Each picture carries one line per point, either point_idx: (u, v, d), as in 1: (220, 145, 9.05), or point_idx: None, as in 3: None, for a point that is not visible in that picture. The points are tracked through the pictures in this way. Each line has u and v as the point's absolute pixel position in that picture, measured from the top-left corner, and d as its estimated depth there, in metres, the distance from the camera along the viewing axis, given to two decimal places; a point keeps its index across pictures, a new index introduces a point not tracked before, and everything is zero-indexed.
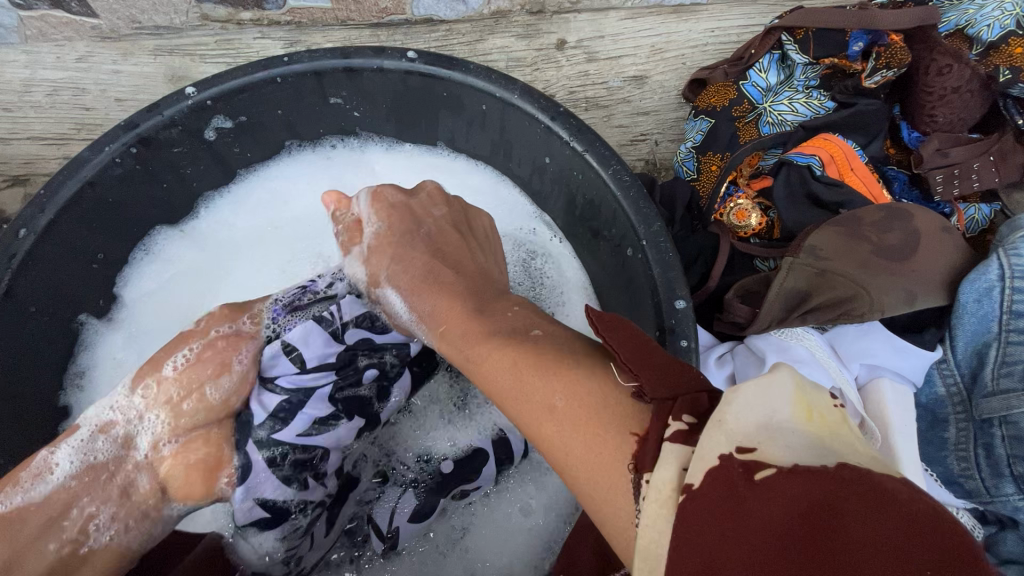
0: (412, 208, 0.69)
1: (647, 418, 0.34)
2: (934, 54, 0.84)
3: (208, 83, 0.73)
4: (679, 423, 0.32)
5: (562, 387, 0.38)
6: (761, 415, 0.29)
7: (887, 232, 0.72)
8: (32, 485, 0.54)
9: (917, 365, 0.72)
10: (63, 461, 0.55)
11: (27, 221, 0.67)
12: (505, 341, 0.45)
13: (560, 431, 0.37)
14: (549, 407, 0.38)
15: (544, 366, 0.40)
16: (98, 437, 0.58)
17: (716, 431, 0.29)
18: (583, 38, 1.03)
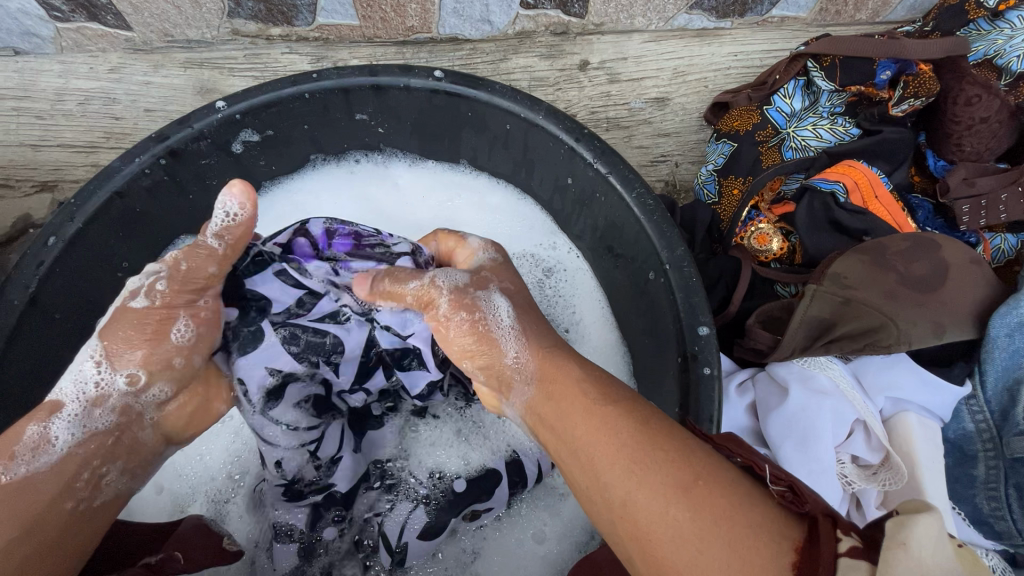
0: None
1: (802, 528, 0.37)
2: (963, 84, 0.84)
3: (238, 97, 0.74)
4: (852, 538, 0.34)
5: (704, 476, 0.40)
6: (941, 554, 0.31)
7: (915, 261, 0.71)
8: (35, 456, 0.49)
9: (944, 402, 0.71)
10: (63, 434, 0.51)
11: (56, 229, 0.68)
12: (629, 410, 0.46)
13: (698, 523, 0.38)
14: (686, 486, 0.39)
15: (680, 450, 0.42)
16: (93, 410, 0.53)
17: (903, 554, 0.31)
18: (606, 59, 1.03)
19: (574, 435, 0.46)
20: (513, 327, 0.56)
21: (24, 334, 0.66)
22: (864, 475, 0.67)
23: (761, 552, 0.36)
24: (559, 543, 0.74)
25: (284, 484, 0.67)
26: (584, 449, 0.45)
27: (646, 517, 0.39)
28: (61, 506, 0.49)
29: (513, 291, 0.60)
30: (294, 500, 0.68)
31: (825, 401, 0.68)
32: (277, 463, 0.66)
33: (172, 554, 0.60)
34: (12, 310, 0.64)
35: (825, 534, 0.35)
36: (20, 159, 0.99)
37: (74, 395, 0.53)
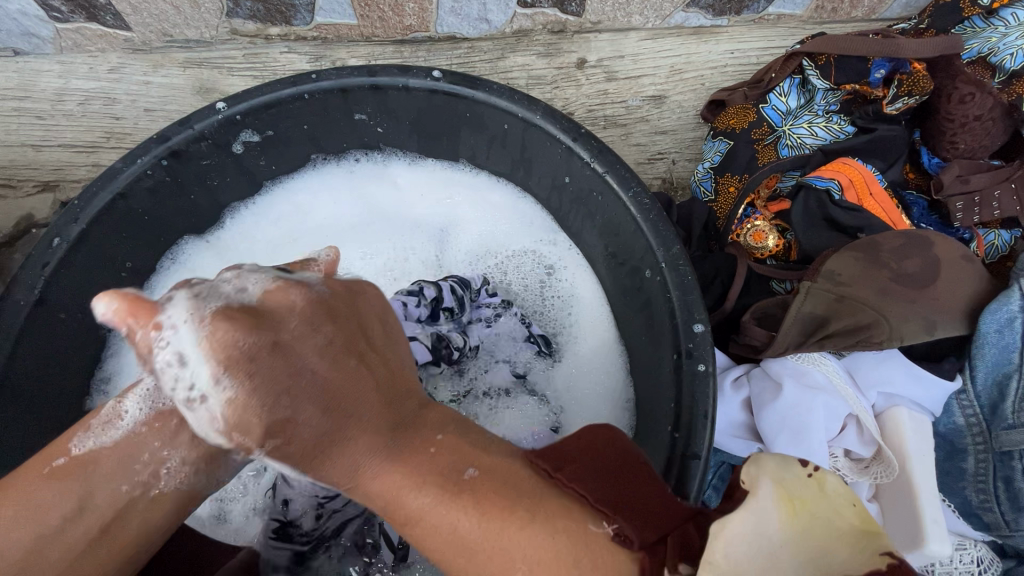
0: (327, 306, 0.43)
1: (632, 569, 0.37)
2: (956, 83, 0.85)
3: (238, 98, 0.75)
4: (677, 572, 0.37)
5: (530, 554, 0.37)
6: (754, 538, 0.34)
7: (906, 259, 0.72)
8: (88, 446, 0.52)
9: (935, 396, 0.72)
10: (117, 422, 0.53)
11: (61, 230, 0.69)
12: (439, 493, 0.40)
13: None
14: (512, 573, 0.37)
15: (506, 522, 0.39)
16: None
17: (712, 564, 0.33)
18: (603, 57, 1.04)
19: (388, 502, 0.41)
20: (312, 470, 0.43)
21: (32, 334, 0.67)
22: (857, 468, 0.69)
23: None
24: None
25: (282, 520, 0.68)
26: (412, 529, 0.41)
27: None
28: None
29: (276, 449, 0.40)
30: (285, 540, 0.68)
31: (819, 396, 0.69)
32: (286, 500, 0.67)
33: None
34: (19, 310, 0.65)
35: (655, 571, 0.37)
36: (22, 159, 1.00)
37: None
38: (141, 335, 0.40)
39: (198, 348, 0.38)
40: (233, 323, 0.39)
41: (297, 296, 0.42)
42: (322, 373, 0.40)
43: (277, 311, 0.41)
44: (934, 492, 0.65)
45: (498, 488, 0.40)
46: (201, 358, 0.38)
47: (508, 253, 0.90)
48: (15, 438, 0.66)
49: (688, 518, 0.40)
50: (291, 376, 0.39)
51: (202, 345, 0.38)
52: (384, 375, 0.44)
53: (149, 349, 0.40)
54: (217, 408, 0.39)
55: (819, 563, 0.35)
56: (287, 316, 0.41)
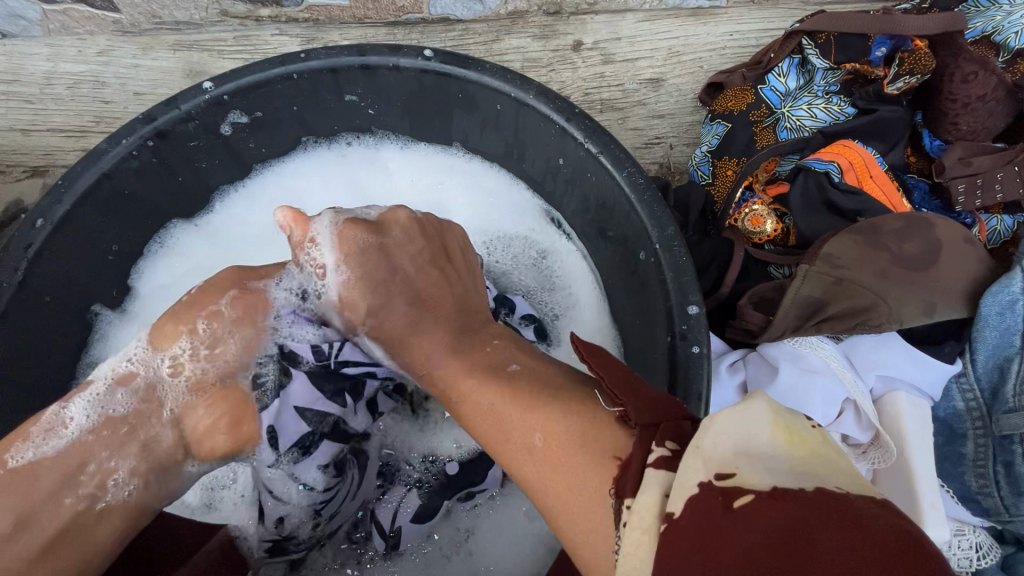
0: (390, 245, 0.61)
1: (631, 443, 0.39)
2: (959, 61, 0.83)
3: (225, 78, 0.73)
4: (663, 448, 0.35)
5: (544, 426, 0.43)
6: (739, 438, 0.32)
7: (907, 241, 0.71)
8: (44, 441, 0.50)
9: (935, 380, 0.71)
10: (77, 416, 0.51)
11: (45, 211, 0.67)
12: (486, 376, 0.50)
13: (541, 469, 0.42)
14: (530, 445, 0.43)
15: (533, 406, 0.45)
16: (115, 391, 0.54)
17: (694, 456, 0.32)
18: (599, 39, 1.02)
19: (448, 385, 0.53)
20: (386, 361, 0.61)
21: (15, 316, 0.66)
22: (854, 453, 0.68)
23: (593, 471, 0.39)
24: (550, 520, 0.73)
25: (277, 538, 0.63)
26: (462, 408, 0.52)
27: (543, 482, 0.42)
28: (61, 501, 0.49)
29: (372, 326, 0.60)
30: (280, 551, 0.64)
31: (816, 380, 0.68)
32: (280, 518, 0.62)
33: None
34: (3, 293, 0.64)
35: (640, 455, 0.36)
36: (11, 144, 0.99)
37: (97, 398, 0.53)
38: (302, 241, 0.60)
39: (330, 252, 0.60)
40: (353, 233, 0.60)
41: (402, 215, 0.63)
42: (414, 277, 0.60)
43: (387, 227, 0.62)
44: (932, 477, 0.64)
45: (537, 382, 0.48)
46: (332, 257, 0.60)
47: (499, 239, 0.89)
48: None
49: (686, 415, 0.40)
50: (391, 270, 0.60)
51: (337, 246, 0.60)
52: (456, 288, 0.61)
53: (301, 250, 0.60)
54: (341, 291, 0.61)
55: (815, 477, 0.30)
56: (395, 231, 0.62)
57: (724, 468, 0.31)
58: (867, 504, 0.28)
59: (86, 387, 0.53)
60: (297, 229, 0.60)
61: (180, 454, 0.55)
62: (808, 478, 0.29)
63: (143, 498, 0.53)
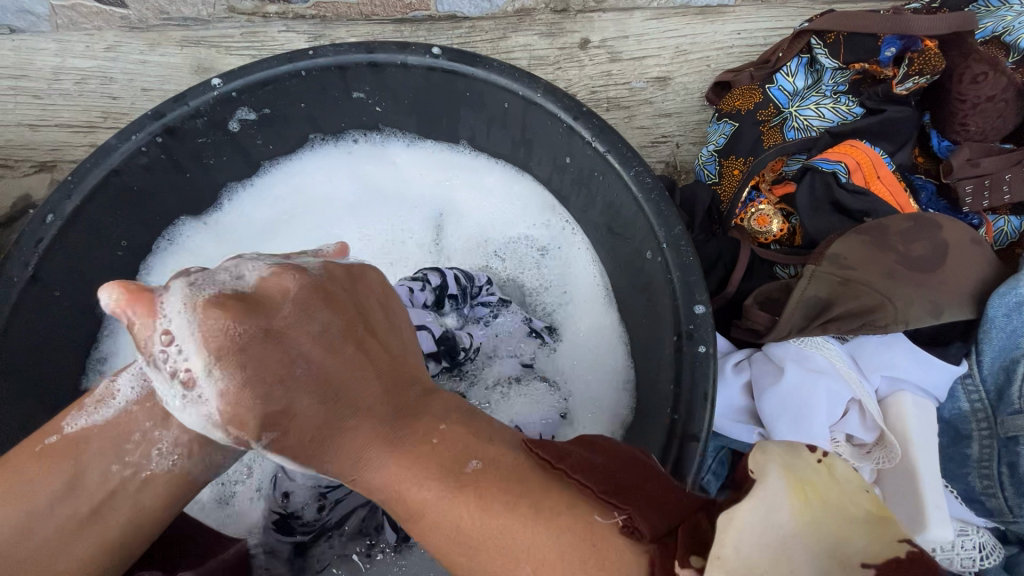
0: (315, 295, 0.45)
1: (642, 553, 0.36)
2: (968, 62, 0.83)
3: (234, 75, 0.73)
4: (689, 571, 0.34)
5: (527, 554, 0.37)
6: (765, 533, 0.33)
7: (914, 242, 0.71)
8: (96, 410, 0.52)
9: (940, 381, 0.71)
10: (125, 387, 0.53)
11: (55, 206, 0.68)
12: (442, 480, 0.40)
13: (524, 536, 0.37)
14: (513, 571, 0.37)
15: (541, 453, 0.42)
16: (153, 362, 0.54)
17: (722, 565, 0.32)
18: (606, 38, 1.02)
19: (390, 496, 0.42)
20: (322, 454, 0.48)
21: (26, 310, 0.67)
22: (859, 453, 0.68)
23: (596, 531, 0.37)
24: None
25: (281, 514, 0.67)
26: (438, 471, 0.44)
27: None
28: (108, 467, 0.50)
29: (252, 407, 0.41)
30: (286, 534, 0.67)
31: (821, 380, 0.68)
32: (287, 492, 0.66)
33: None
34: (13, 287, 0.65)
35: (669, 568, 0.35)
36: (19, 139, 0.99)
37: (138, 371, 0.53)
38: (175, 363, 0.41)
39: (191, 323, 0.41)
40: (210, 323, 0.40)
41: (291, 282, 0.44)
42: (314, 355, 0.43)
43: (266, 302, 0.43)
44: (938, 475, 0.64)
45: (500, 482, 0.40)
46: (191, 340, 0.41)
47: (505, 239, 0.90)
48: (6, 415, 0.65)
49: (697, 508, 0.39)
50: (287, 355, 0.42)
51: (196, 332, 0.41)
52: (385, 378, 0.45)
53: (147, 338, 0.41)
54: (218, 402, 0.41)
55: (838, 553, 0.33)
56: (281, 301, 0.43)
57: (755, 570, 0.32)
58: (892, 574, 0.32)
59: (130, 364, 0.54)
60: (134, 307, 0.41)
61: (209, 450, 0.52)
62: (836, 563, 0.33)
63: (189, 468, 0.52)
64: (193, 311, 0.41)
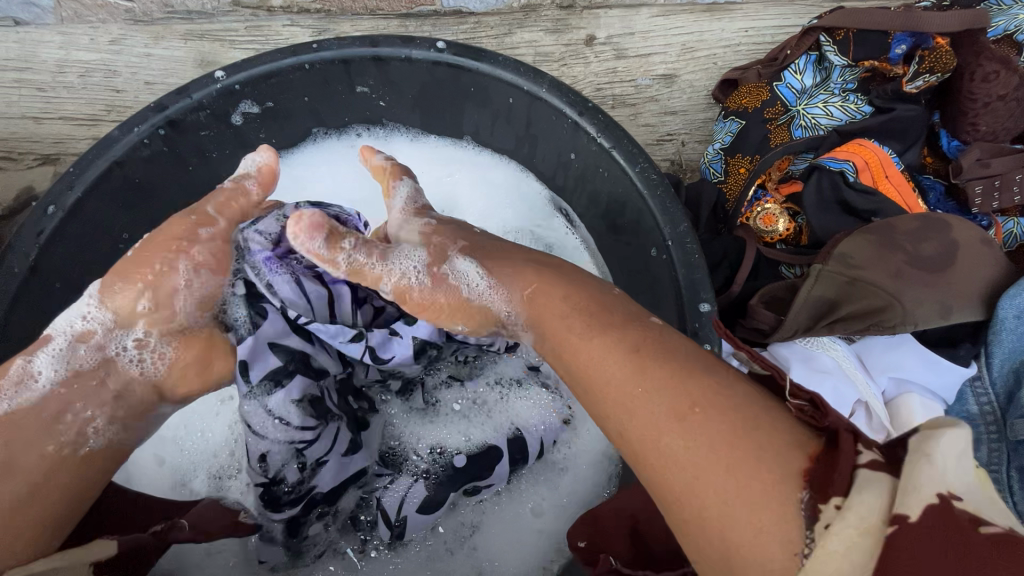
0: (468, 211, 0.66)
1: (814, 443, 0.38)
2: (980, 60, 0.82)
3: (237, 67, 0.73)
4: (873, 453, 0.35)
5: (705, 397, 0.40)
6: (960, 467, 0.33)
7: (923, 242, 0.70)
8: (17, 392, 0.54)
9: (948, 384, 0.69)
10: (45, 369, 0.55)
11: (55, 198, 0.67)
12: (619, 330, 0.47)
13: (695, 441, 0.38)
14: (681, 415, 0.40)
15: (687, 374, 0.42)
16: (77, 345, 0.57)
17: (929, 466, 0.32)
18: (613, 34, 1.01)
19: (568, 339, 0.48)
20: (487, 282, 0.56)
21: (26, 302, 0.66)
22: None
23: (771, 468, 0.36)
24: (555, 517, 0.74)
25: (264, 483, 0.60)
26: (590, 385, 0.45)
27: (694, 472, 0.38)
28: (44, 449, 0.53)
29: (465, 244, 0.59)
30: (275, 507, 0.61)
31: (827, 379, 0.67)
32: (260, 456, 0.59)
33: (177, 522, 0.62)
34: (13, 279, 0.64)
35: (846, 450, 0.35)
36: (23, 132, 0.99)
37: (64, 342, 0.57)
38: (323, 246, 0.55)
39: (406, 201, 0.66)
40: (432, 187, 0.68)
41: None
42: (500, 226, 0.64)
43: None
44: None
45: (691, 352, 0.45)
46: (400, 210, 0.65)
47: (505, 232, 0.89)
48: None
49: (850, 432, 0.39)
50: (472, 220, 0.64)
51: (411, 195, 0.66)
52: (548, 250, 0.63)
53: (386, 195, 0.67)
54: (423, 246, 0.59)
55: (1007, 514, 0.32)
56: None
57: (950, 489, 0.31)
58: None
59: (47, 344, 0.56)
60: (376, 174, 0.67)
61: (156, 398, 0.60)
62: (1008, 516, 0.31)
63: (123, 441, 0.58)
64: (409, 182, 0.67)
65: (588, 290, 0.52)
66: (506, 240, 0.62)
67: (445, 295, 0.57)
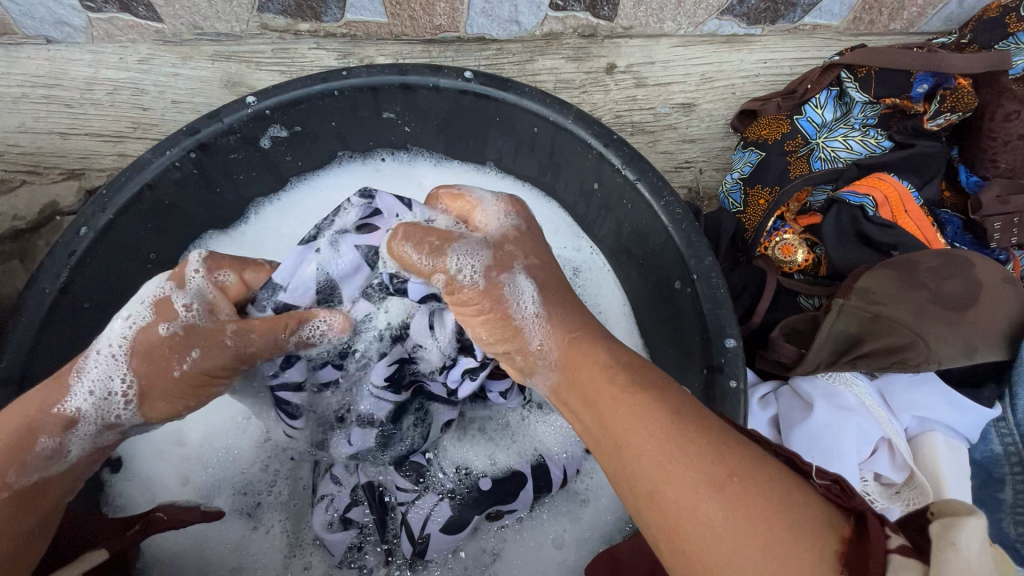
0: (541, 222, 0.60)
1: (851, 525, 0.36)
2: (1001, 100, 0.83)
3: (269, 93, 0.74)
4: (902, 538, 0.33)
5: (737, 468, 0.38)
6: (982, 554, 0.31)
7: (946, 279, 0.70)
8: (48, 466, 0.50)
9: (971, 422, 0.70)
10: (75, 450, 0.52)
11: (87, 220, 0.68)
12: (648, 386, 0.45)
13: (730, 515, 0.36)
14: (716, 483, 0.37)
15: (723, 441, 0.40)
16: (104, 432, 0.53)
17: (953, 555, 0.31)
18: (633, 63, 1.03)
19: (593, 390, 0.46)
20: (539, 310, 0.52)
21: (55, 323, 0.67)
22: (887, 493, 0.65)
23: (809, 549, 0.34)
24: (577, 549, 0.73)
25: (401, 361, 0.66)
26: (616, 443, 0.43)
27: (727, 548, 0.35)
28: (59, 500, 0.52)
29: (537, 265, 0.54)
30: (392, 385, 0.66)
31: (851, 418, 0.67)
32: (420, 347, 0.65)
33: (154, 515, 0.62)
34: (44, 298, 0.65)
35: (875, 534, 0.34)
36: (50, 147, 1.00)
37: (91, 418, 0.52)
38: (424, 261, 0.52)
39: (497, 212, 0.56)
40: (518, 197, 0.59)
41: None
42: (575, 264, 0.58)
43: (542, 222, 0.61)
44: None
45: (711, 412, 0.44)
46: (493, 213, 0.56)
47: None
48: None
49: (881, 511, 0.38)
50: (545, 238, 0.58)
51: (501, 202, 0.57)
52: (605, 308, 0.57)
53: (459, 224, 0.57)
54: (490, 249, 0.53)
55: None
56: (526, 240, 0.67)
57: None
58: None
59: (77, 423, 0.52)
60: (509, 203, 0.57)
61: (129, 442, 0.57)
62: None
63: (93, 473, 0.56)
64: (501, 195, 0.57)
65: (614, 343, 0.50)
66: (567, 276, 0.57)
67: (491, 302, 0.52)
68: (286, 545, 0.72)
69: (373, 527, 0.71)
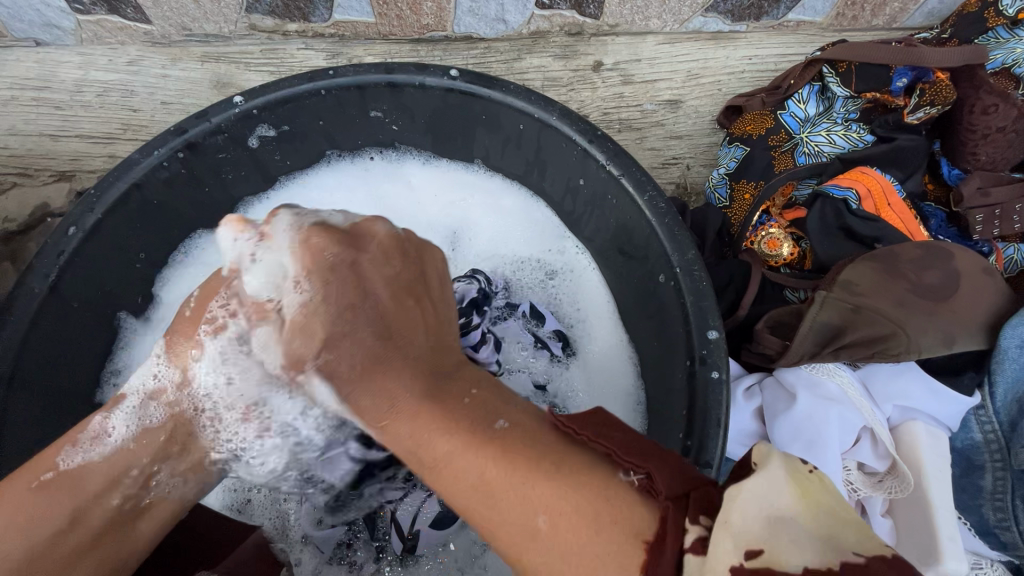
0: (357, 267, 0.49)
1: (656, 522, 0.36)
2: (980, 93, 0.84)
3: (256, 92, 0.75)
4: (698, 528, 0.35)
5: (544, 505, 0.37)
6: (765, 508, 0.34)
7: (925, 270, 0.71)
8: (91, 447, 0.55)
9: (951, 412, 0.71)
10: (119, 427, 0.57)
11: (76, 220, 0.69)
12: (456, 436, 0.42)
13: (550, 554, 0.36)
14: (534, 529, 0.37)
15: (525, 473, 0.38)
16: (149, 403, 0.58)
17: (724, 530, 0.33)
18: (619, 61, 1.04)
19: (413, 447, 0.43)
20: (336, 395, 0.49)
21: (44, 321, 0.67)
22: (870, 482, 0.68)
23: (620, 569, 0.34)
24: None
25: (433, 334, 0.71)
26: (441, 479, 0.42)
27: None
28: (107, 503, 0.54)
29: (326, 358, 0.48)
30: None
31: (833, 408, 0.68)
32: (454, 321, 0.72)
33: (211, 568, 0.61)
34: (34, 298, 0.66)
35: (671, 535, 0.35)
36: (40, 149, 1.00)
37: (135, 391, 0.58)
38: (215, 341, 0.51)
39: (285, 266, 0.49)
40: (315, 239, 0.50)
41: (380, 227, 0.52)
42: (383, 304, 0.49)
43: (363, 241, 0.51)
44: (949, 508, 0.65)
45: (530, 435, 0.41)
46: (285, 257, 0.49)
47: (518, 258, 0.90)
48: (25, 427, 0.65)
49: (709, 481, 0.38)
50: (357, 290, 0.49)
51: (296, 254, 0.49)
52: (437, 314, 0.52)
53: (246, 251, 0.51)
54: (280, 328, 0.49)
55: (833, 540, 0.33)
56: (371, 244, 0.51)
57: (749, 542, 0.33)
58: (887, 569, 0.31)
59: (124, 400, 0.58)
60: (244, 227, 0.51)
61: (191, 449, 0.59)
62: (831, 548, 0.33)
63: (183, 495, 0.59)
64: (297, 240, 0.49)
65: (436, 389, 0.45)
66: (367, 302, 0.48)
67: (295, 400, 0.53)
68: (275, 543, 0.72)
69: (361, 524, 0.71)
